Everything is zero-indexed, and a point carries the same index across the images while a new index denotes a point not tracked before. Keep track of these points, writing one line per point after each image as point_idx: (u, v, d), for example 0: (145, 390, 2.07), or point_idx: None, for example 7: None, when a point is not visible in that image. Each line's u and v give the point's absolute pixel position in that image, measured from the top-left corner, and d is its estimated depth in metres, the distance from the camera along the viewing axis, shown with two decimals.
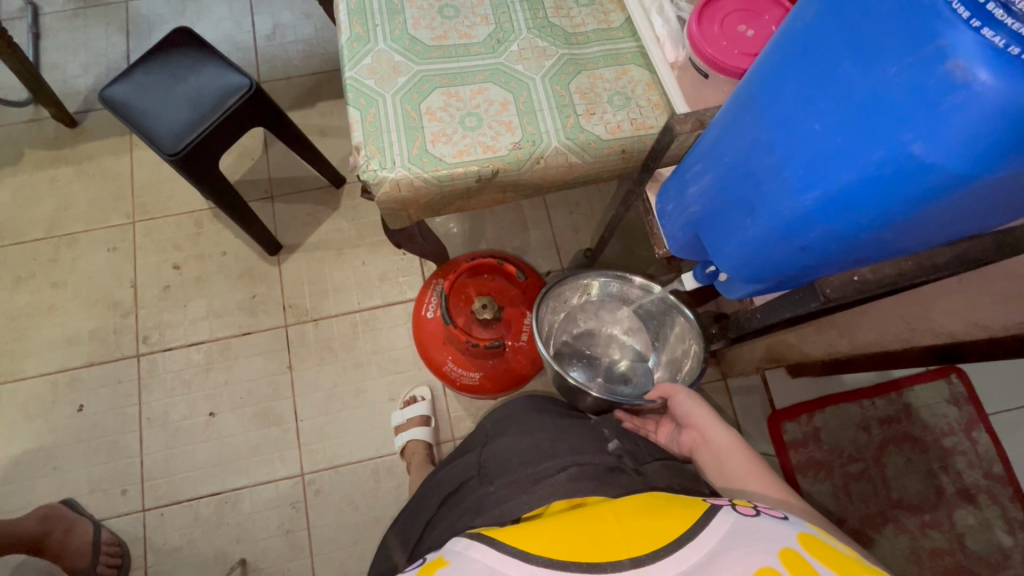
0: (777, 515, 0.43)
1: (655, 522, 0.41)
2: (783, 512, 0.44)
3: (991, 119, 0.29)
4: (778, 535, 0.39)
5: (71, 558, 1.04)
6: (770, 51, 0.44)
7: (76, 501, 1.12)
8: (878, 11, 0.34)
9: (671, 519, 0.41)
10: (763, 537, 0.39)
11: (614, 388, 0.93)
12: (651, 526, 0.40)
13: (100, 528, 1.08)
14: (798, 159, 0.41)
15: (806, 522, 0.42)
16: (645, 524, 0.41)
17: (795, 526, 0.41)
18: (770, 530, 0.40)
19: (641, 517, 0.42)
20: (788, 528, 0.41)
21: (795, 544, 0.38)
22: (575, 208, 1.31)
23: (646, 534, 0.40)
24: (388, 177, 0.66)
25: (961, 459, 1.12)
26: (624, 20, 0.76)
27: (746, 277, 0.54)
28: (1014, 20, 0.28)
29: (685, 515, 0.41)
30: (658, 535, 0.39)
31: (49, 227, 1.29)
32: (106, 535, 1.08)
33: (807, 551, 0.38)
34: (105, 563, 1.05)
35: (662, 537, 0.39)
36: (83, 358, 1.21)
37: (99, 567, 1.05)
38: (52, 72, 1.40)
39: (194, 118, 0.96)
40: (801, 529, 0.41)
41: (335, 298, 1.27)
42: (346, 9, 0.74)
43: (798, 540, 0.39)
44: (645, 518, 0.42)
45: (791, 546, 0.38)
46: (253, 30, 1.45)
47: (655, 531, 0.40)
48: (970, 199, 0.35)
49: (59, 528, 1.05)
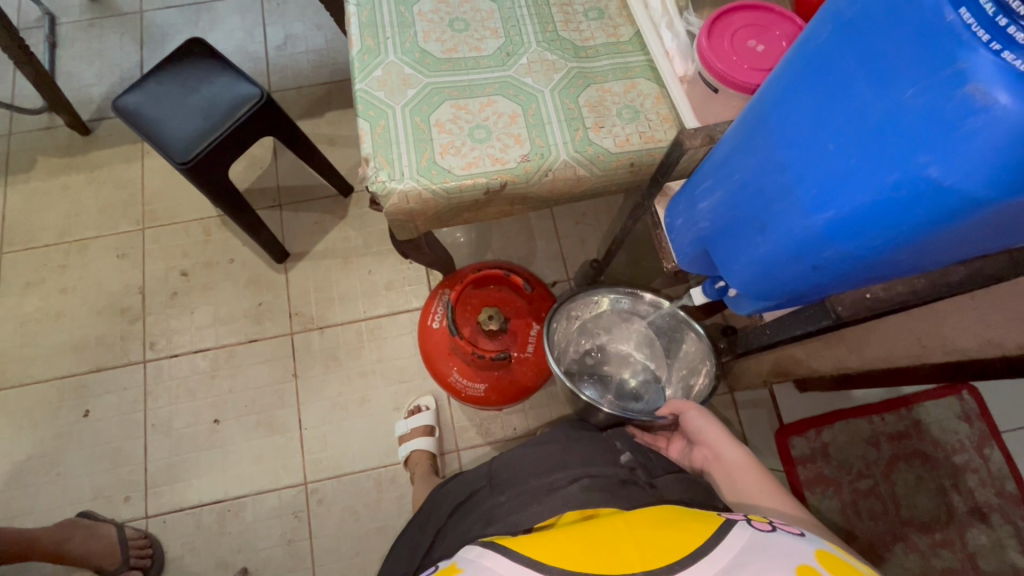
0: (793, 531, 0.42)
1: (669, 535, 0.40)
2: (799, 528, 0.43)
3: (1011, 142, 0.29)
4: (793, 551, 0.39)
5: (100, 557, 1.03)
6: (782, 68, 0.43)
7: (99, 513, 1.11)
8: (892, 34, 0.34)
9: (685, 532, 0.40)
10: (778, 553, 0.38)
11: (625, 405, 0.92)
12: (666, 538, 0.40)
13: (122, 527, 1.08)
14: (811, 178, 0.41)
15: (823, 539, 0.41)
16: (659, 538, 0.40)
17: (812, 543, 0.40)
18: (787, 546, 0.39)
19: (656, 530, 0.41)
20: (805, 545, 0.40)
21: (812, 560, 0.38)
22: (582, 218, 1.31)
23: (661, 546, 0.39)
24: (396, 189, 0.66)
25: (973, 477, 1.10)
26: (633, 34, 0.77)
27: (756, 294, 0.54)
28: None
29: (700, 529, 0.41)
30: (673, 549, 0.39)
31: (59, 234, 1.31)
32: (131, 533, 1.08)
33: (822, 566, 0.37)
34: (137, 552, 1.06)
35: (676, 551, 0.38)
36: (89, 364, 1.22)
37: (132, 546, 1.06)
38: (68, 82, 1.42)
39: (205, 126, 0.97)
40: (818, 546, 0.40)
41: (341, 307, 1.27)
42: (357, 22, 0.74)
43: (815, 557, 0.38)
44: (660, 531, 0.41)
45: (808, 562, 0.37)
46: (265, 40, 1.47)
47: (671, 544, 0.39)
48: (988, 222, 0.34)
49: (77, 535, 1.03)
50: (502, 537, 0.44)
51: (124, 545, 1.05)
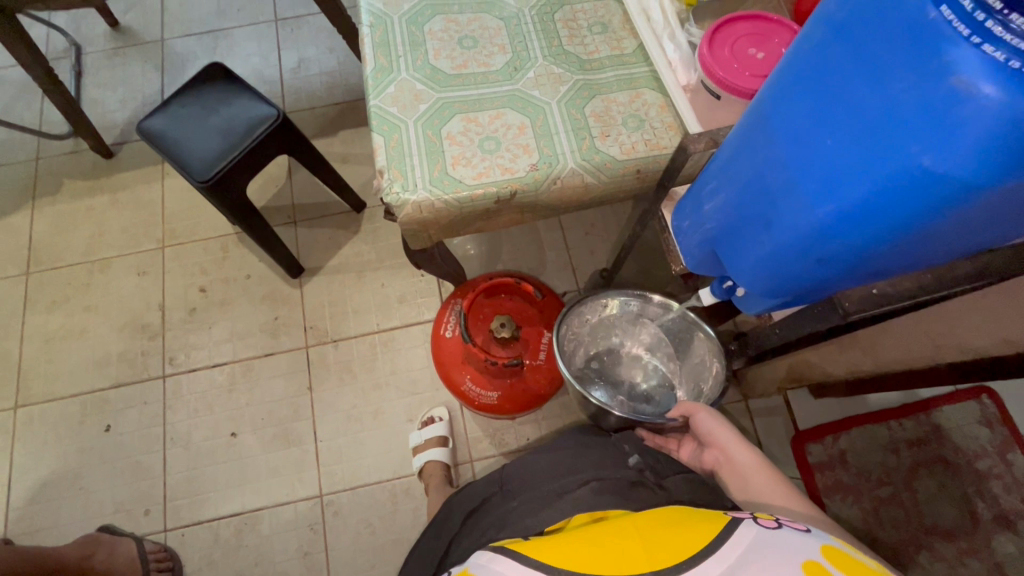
0: (800, 528, 0.42)
1: (677, 535, 0.41)
2: (804, 525, 0.43)
3: (998, 129, 0.30)
4: (799, 547, 0.39)
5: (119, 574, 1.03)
6: (780, 70, 0.45)
7: (119, 528, 1.13)
8: (882, 31, 0.35)
9: (692, 532, 0.41)
10: (785, 549, 0.38)
11: (635, 407, 0.93)
12: (674, 539, 0.40)
13: (140, 541, 1.09)
14: (811, 174, 0.42)
15: (828, 534, 0.41)
16: (667, 538, 0.41)
17: (818, 539, 0.41)
18: (793, 543, 0.39)
19: (665, 530, 0.42)
20: (811, 541, 0.40)
21: (818, 556, 0.38)
22: (591, 229, 1.33)
23: (670, 547, 0.39)
24: (410, 200, 0.68)
25: (997, 484, 1.05)
26: (636, 46, 0.79)
27: (764, 291, 0.55)
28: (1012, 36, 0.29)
29: (707, 528, 0.41)
30: (681, 548, 0.39)
31: (83, 253, 1.35)
32: (150, 546, 1.10)
33: (828, 562, 0.37)
34: (158, 565, 1.07)
35: (685, 550, 0.39)
36: (111, 380, 1.25)
37: (152, 559, 1.07)
38: (93, 108, 1.48)
39: (224, 146, 1.01)
40: (824, 542, 0.40)
41: (354, 320, 1.30)
42: (370, 42, 0.77)
43: (821, 553, 0.38)
44: (668, 531, 0.42)
45: (814, 558, 0.37)
46: (280, 64, 1.53)
47: (679, 544, 0.40)
48: (987, 210, 0.35)
49: (100, 551, 1.04)
50: (512, 541, 0.45)
51: (144, 557, 1.06)
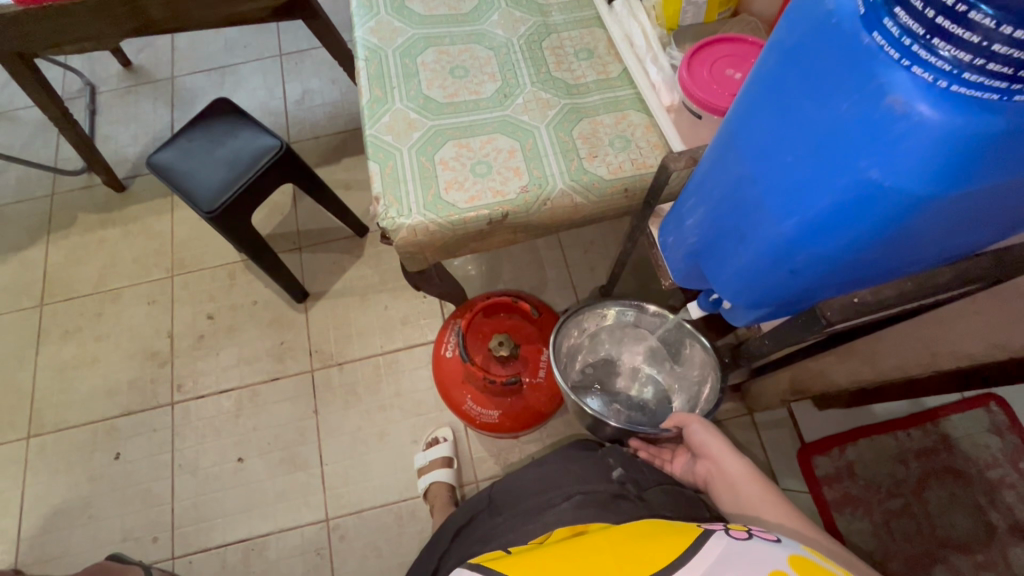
0: (770, 538, 0.43)
1: (648, 548, 0.41)
2: (776, 535, 0.44)
3: (936, 143, 0.32)
4: (768, 558, 0.39)
5: None
6: (742, 91, 0.47)
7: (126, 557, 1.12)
8: (827, 54, 0.37)
9: (663, 545, 0.41)
10: (753, 560, 0.39)
11: (630, 417, 0.94)
12: (644, 551, 0.41)
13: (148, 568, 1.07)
14: (776, 189, 0.44)
15: (798, 544, 0.42)
16: (638, 551, 0.41)
17: (788, 549, 0.41)
18: (763, 554, 0.40)
19: (636, 543, 0.42)
20: (780, 550, 0.40)
21: (785, 566, 0.38)
22: (590, 246, 1.35)
23: (639, 559, 0.40)
24: (404, 224, 0.71)
25: (1009, 493, 1.06)
26: (621, 70, 0.82)
27: (747, 303, 0.56)
28: (937, 60, 0.31)
29: (678, 541, 0.42)
30: (650, 561, 0.39)
31: (95, 284, 1.39)
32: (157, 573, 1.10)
33: (795, 572, 0.37)
34: None
35: (654, 563, 0.39)
36: (121, 408, 1.27)
37: None
38: (105, 144, 1.54)
39: (229, 177, 1.04)
40: (793, 552, 0.41)
41: (358, 342, 1.31)
42: (366, 74, 0.81)
43: (788, 562, 0.39)
44: (639, 544, 0.42)
45: (782, 569, 0.38)
46: (284, 96, 1.58)
47: (648, 556, 0.40)
48: (938, 217, 0.37)
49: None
50: (490, 559, 0.46)
51: None
